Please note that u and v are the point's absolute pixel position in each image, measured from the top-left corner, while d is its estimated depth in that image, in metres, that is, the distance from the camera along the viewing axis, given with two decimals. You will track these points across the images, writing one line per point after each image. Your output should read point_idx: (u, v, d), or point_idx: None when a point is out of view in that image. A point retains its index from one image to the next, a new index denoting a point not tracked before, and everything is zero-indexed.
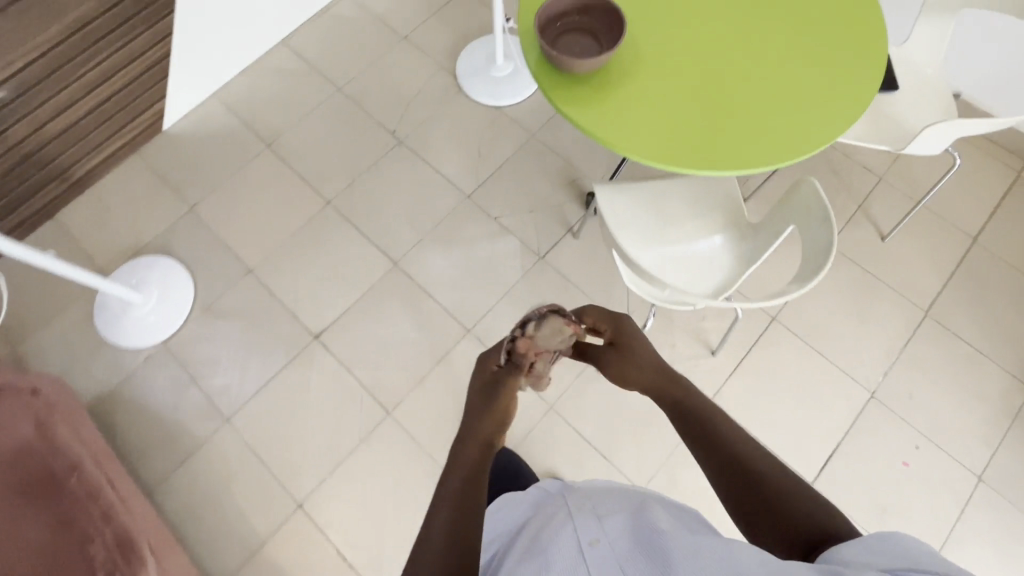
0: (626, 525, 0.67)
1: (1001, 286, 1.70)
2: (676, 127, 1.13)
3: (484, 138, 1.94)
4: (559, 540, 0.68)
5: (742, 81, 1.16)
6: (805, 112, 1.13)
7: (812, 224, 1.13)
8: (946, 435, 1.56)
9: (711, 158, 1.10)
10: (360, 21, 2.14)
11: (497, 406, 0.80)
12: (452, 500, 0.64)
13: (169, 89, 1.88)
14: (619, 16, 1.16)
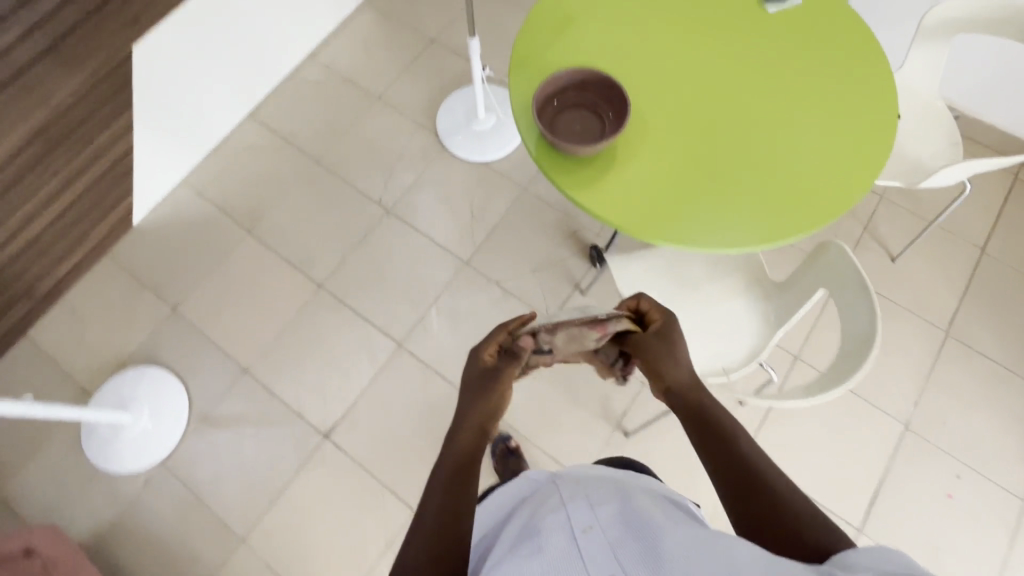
0: (621, 515, 0.62)
1: (1016, 296, 1.68)
2: (691, 204, 1.07)
3: (475, 197, 1.86)
4: (550, 528, 0.63)
5: (753, 147, 1.10)
6: (821, 176, 1.08)
7: (846, 288, 1.07)
8: (986, 461, 1.52)
9: (730, 236, 1.05)
10: (329, 85, 2.05)
11: (494, 393, 0.78)
12: (442, 492, 0.67)
13: (135, 184, 1.76)
14: (619, 89, 1.09)
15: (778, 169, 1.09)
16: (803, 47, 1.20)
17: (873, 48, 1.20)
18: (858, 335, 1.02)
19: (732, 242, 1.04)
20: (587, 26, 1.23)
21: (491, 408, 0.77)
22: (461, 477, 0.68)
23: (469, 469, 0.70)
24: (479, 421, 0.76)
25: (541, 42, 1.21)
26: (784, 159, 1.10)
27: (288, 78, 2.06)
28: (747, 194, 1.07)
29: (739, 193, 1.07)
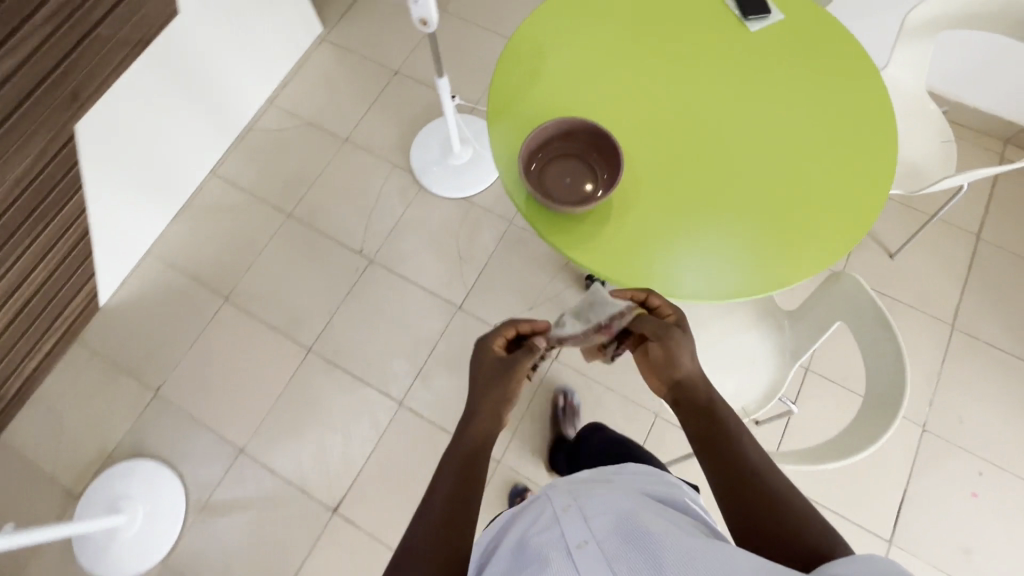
0: (614, 526, 0.63)
1: (1017, 280, 1.66)
2: (691, 255, 1.03)
3: (460, 237, 1.79)
4: (544, 544, 0.64)
5: (747, 185, 1.06)
6: (820, 211, 1.05)
7: (864, 320, 1.02)
8: (1006, 455, 1.51)
9: (733, 285, 1.02)
10: (293, 130, 1.95)
11: (506, 384, 0.79)
12: (454, 480, 0.68)
13: (97, 265, 1.64)
14: (607, 138, 1.03)
15: (775, 207, 1.05)
16: (788, 68, 1.15)
17: (861, 62, 1.15)
18: (884, 372, 0.96)
19: (735, 292, 1.01)
20: (562, 66, 1.16)
21: (503, 401, 0.78)
22: (465, 469, 0.69)
23: (478, 455, 0.73)
24: (488, 414, 0.77)
25: (515, 89, 1.15)
26: (780, 195, 1.06)
27: (248, 127, 1.95)
28: (746, 238, 1.04)
29: (738, 238, 1.04)
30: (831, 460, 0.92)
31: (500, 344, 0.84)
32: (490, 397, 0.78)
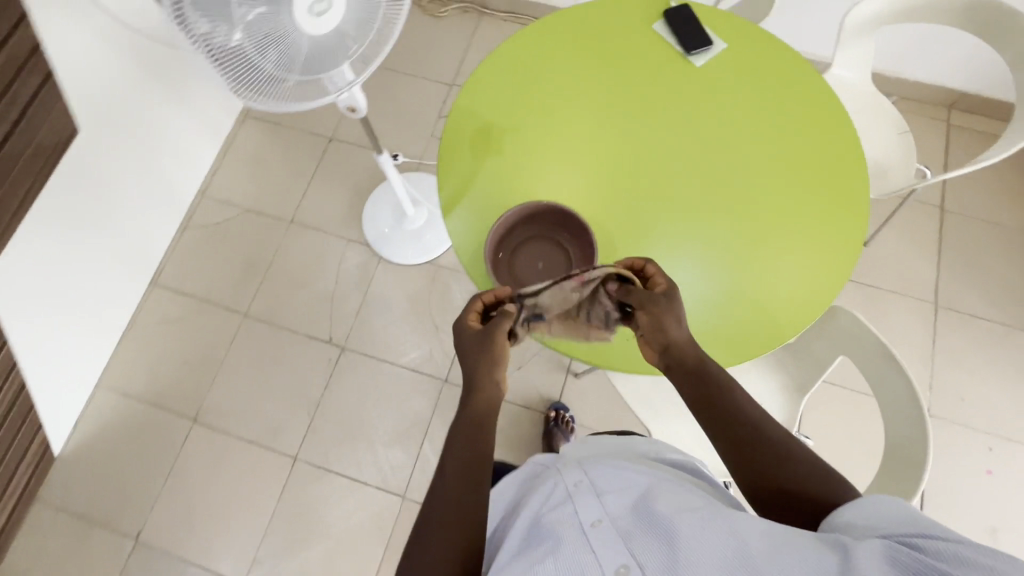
0: (628, 502, 0.65)
1: (986, 246, 1.68)
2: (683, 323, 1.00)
3: (433, 303, 1.71)
4: (558, 521, 0.64)
5: (725, 237, 1.03)
6: (801, 251, 1.03)
7: (866, 357, 0.99)
8: (1010, 425, 1.52)
9: (732, 347, 0.99)
10: (232, 220, 1.81)
11: (491, 348, 0.77)
12: (463, 453, 0.71)
13: (44, 416, 1.49)
14: (573, 217, 0.96)
15: (758, 254, 1.03)
16: (742, 102, 1.11)
17: (812, 83, 1.13)
18: (898, 411, 0.93)
19: (734, 354, 0.99)
20: (512, 142, 1.10)
21: (490, 370, 0.77)
22: (473, 437, 0.73)
23: (481, 429, 0.73)
24: (482, 383, 0.77)
25: (468, 176, 1.09)
26: (759, 241, 1.03)
27: (183, 226, 1.81)
28: (734, 294, 1.01)
29: (726, 296, 1.01)
30: None
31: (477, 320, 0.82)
32: (478, 368, 0.77)
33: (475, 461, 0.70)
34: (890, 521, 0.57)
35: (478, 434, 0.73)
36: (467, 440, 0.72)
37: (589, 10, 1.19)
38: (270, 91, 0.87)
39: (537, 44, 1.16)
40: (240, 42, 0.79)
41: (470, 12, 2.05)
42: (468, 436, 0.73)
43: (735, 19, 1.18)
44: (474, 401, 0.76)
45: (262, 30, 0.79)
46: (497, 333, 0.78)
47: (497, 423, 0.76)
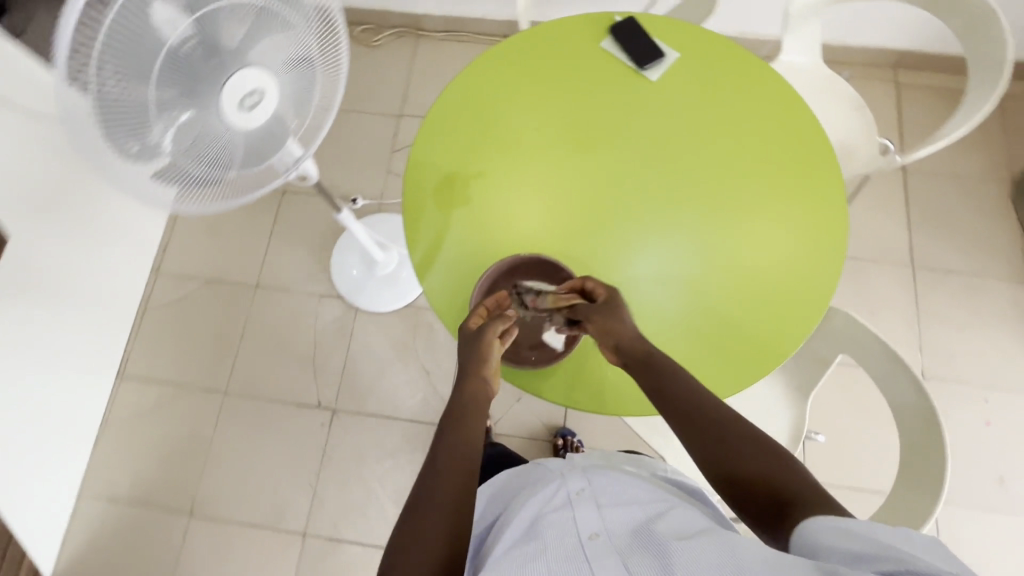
0: (626, 514, 0.73)
1: (951, 201, 1.71)
2: (686, 354, 0.98)
3: (420, 347, 1.66)
4: (559, 526, 0.73)
5: (712, 258, 1.01)
6: (791, 259, 1.02)
7: (868, 356, 0.98)
8: (1001, 374, 1.56)
9: (738, 370, 0.97)
10: (193, 295, 1.71)
11: (478, 346, 0.84)
12: (456, 435, 0.79)
13: (27, 543, 1.39)
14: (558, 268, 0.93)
15: (748, 270, 1.01)
16: (706, 112, 1.08)
17: (771, 82, 1.11)
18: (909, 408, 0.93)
19: (741, 377, 0.97)
20: (478, 191, 1.05)
21: (486, 369, 0.85)
22: (462, 419, 0.81)
23: (467, 414, 0.82)
24: (477, 382, 0.85)
25: (439, 235, 1.04)
26: (747, 256, 1.01)
27: (141, 309, 1.70)
28: (732, 315, 0.99)
29: (723, 318, 0.99)
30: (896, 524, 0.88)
31: (480, 320, 0.87)
32: (475, 368, 0.84)
33: (474, 453, 0.78)
34: (866, 544, 0.56)
35: (469, 419, 0.81)
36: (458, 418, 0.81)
37: (532, 36, 1.14)
38: (201, 193, 0.77)
39: (485, 82, 1.11)
40: (168, 149, 0.72)
41: (405, 36, 1.96)
42: (463, 423, 0.81)
43: (682, 23, 1.14)
44: (472, 398, 0.83)
45: (189, 132, 0.73)
46: (495, 337, 0.85)
47: (483, 411, 0.84)
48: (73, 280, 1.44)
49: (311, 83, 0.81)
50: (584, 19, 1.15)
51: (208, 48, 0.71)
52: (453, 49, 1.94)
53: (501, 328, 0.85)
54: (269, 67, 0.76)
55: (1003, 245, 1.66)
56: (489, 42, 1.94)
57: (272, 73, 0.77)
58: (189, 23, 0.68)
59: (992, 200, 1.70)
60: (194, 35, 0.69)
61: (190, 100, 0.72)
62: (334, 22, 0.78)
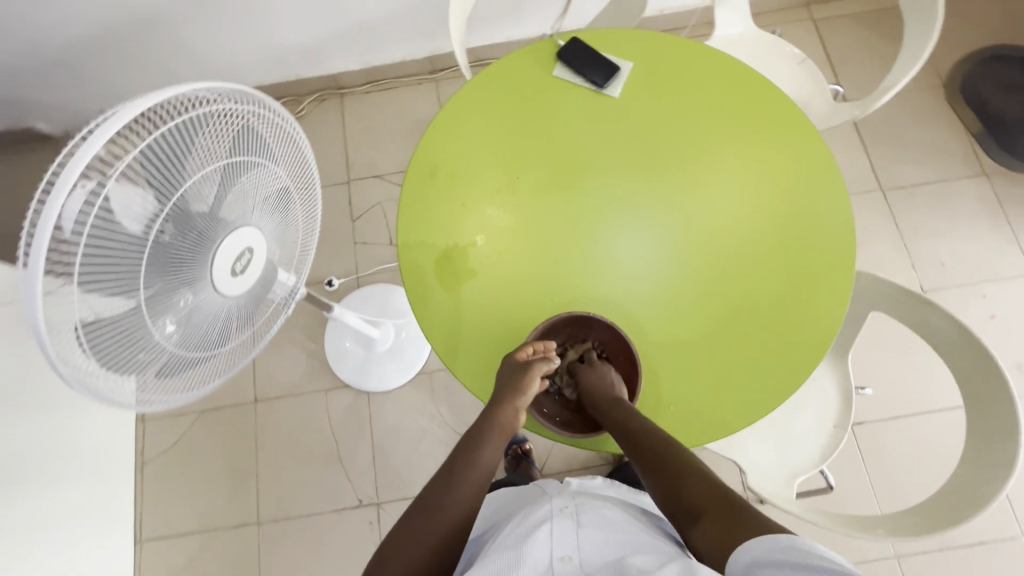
0: (602, 543, 0.76)
1: (897, 117, 1.77)
2: (737, 365, 0.96)
3: (445, 412, 1.59)
4: (534, 538, 0.77)
5: (729, 261, 0.99)
6: (806, 241, 1.00)
7: (903, 302, 1.03)
8: (988, 265, 1.63)
9: (790, 366, 0.95)
10: (190, 432, 1.58)
11: (517, 384, 0.84)
12: (467, 463, 0.83)
13: None
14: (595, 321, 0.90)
15: (767, 264, 0.99)
16: (680, 115, 1.06)
17: (733, 67, 1.09)
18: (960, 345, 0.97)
19: (797, 372, 0.95)
20: (481, 258, 1.00)
21: (516, 404, 0.84)
22: (474, 442, 0.84)
23: (481, 442, 0.84)
24: (508, 413, 0.84)
25: (454, 315, 0.99)
26: (762, 250, 1.00)
27: (139, 465, 1.55)
28: (766, 313, 0.98)
29: (760, 319, 0.97)
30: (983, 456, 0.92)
31: (526, 354, 0.86)
32: (510, 398, 0.84)
33: (485, 475, 0.83)
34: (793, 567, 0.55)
35: (484, 445, 0.84)
36: (469, 441, 0.85)
37: (485, 81, 1.09)
38: (179, 374, 0.71)
39: (447, 144, 1.05)
40: (176, 340, 0.68)
41: (328, 98, 1.86)
42: (479, 449, 0.83)
43: (627, 32, 1.12)
44: (496, 425, 0.84)
45: (190, 314, 0.68)
46: (537, 376, 0.85)
47: (500, 445, 0.85)
48: (64, 464, 1.30)
49: (291, 208, 0.80)
50: (529, 51, 1.11)
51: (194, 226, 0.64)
52: (381, 99, 1.86)
53: (542, 369, 0.85)
54: (254, 215, 0.72)
55: (954, 147, 1.74)
56: (415, 82, 1.86)
57: (257, 218, 0.73)
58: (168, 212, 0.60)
59: (933, 108, 1.78)
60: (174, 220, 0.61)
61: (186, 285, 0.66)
62: (300, 142, 0.77)
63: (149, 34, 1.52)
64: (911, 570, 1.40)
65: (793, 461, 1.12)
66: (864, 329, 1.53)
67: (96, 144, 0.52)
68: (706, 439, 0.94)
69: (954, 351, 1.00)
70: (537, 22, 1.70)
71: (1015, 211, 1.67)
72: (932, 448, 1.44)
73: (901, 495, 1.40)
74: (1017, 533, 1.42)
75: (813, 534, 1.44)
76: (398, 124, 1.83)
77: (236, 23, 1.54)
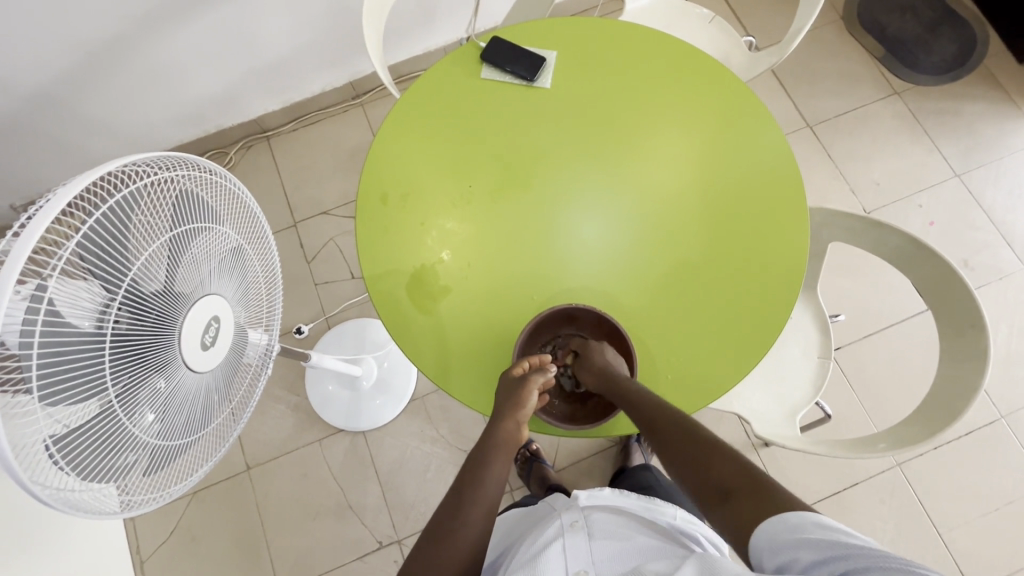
0: (616, 553, 0.77)
1: (808, 57, 1.86)
2: (722, 323, 0.98)
3: (446, 432, 1.57)
4: (549, 555, 0.78)
5: (694, 225, 1.01)
6: (761, 191, 1.03)
7: (860, 227, 1.08)
8: (917, 175, 1.74)
9: (771, 312, 0.98)
10: (186, 518, 1.49)
11: (515, 401, 0.82)
12: (473, 489, 0.80)
13: None
14: (589, 316, 0.92)
15: (730, 221, 1.02)
16: (612, 93, 1.07)
17: (652, 37, 1.11)
18: (922, 253, 1.02)
19: (779, 316, 0.98)
20: (452, 274, 0.99)
21: (519, 418, 0.83)
22: (477, 467, 0.81)
23: (485, 465, 0.81)
24: (510, 428, 0.83)
25: (437, 337, 0.97)
26: (723, 208, 1.02)
27: (137, 564, 1.45)
28: (739, 267, 1.00)
29: (735, 274, 1.00)
30: (963, 350, 0.97)
31: (522, 369, 0.84)
32: (510, 413, 0.82)
33: (496, 493, 0.81)
34: (814, 537, 0.56)
35: (490, 464, 0.81)
36: (471, 467, 0.82)
37: (418, 97, 1.07)
38: (165, 464, 0.67)
39: (392, 168, 1.03)
40: (160, 431, 0.64)
41: (255, 144, 1.79)
42: (487, 467, 0.81)
43: (542, 22, 1.12)
44: (501, 441, 0.82)
45: (169, 400, 0.65)
46: (535, 389, 0.83)
47: (506, 464, 0.83)
48: None
49: (246, 266, 0.77)
50: (453, 59, 1.10)
51: (153, 307, 0.60)
52: (311, 134, 1.80)
53: (540, 381, 0.84)
54: (213, 281, 0.69)
55: (864, 74, 1.84)
56: (341, 110, 1.82)
57: (216, 283, 0.70)
58: (122, 299, 0.57)
59: (838, 40, 1.87)
60: (130, 307, 0.58)
61: (158, 371, 0.62)
62: (239, 194, 0.75)
63: (50, 113, 1.43)
64: (914, 473, 1.48)
65: (789, 400, 1.16)
66: (827, 260, 1.60)
67: (26, 247, 0.48)
68: (710, 399, 0.95)
69: (910, 264, 1.05)
70: (451, 28, 1.69)
71: (929, 121, 1.79)
72: (907, 358, 1.52)
73: (889, 407, 1.48)
74: (997, 417, 1.52)
75: (820, 463, 1.49)
76: (333, 156, 1.79)
77: (142, 84, 1.46)
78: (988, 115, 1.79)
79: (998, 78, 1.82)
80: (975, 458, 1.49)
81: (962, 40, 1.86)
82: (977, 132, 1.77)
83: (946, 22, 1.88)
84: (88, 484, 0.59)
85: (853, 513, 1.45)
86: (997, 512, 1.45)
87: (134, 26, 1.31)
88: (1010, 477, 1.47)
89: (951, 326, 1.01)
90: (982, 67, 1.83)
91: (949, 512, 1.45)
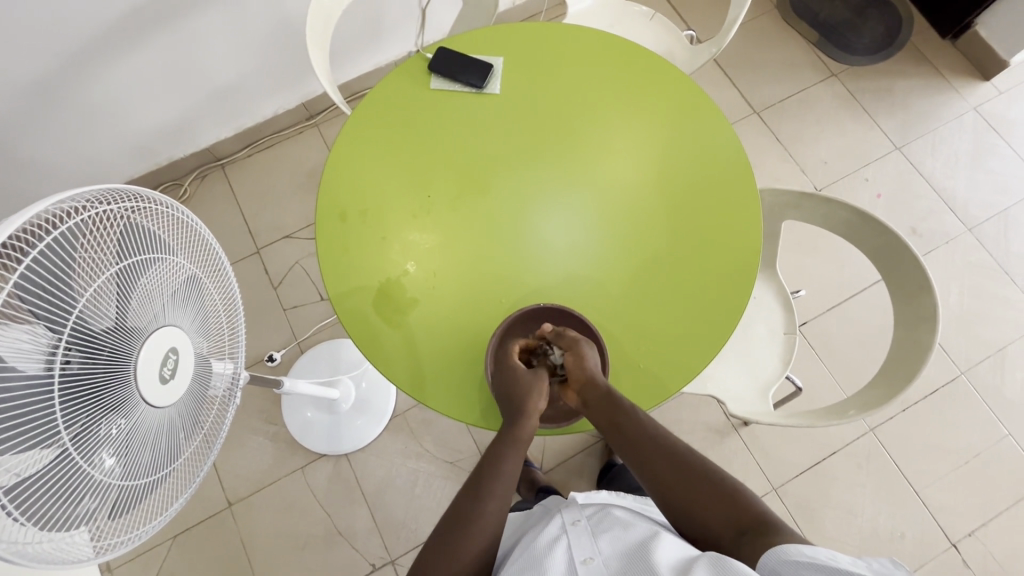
0: (621, 541, 0.77)
1: (748, 46, 1.92)
2: (689, 310, 1.00)
3: (431, 446, 1.55)
4: (555, 550, 0.77)
5: (651, 216, 1.04)
6: (711, 179, 1.06)
7: (810, 205, 1.12)
8: (861, 151, 1.81)
9: (733, 294, 1.01)
10: (168, 564, 1.43)
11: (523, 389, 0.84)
12: (490, 483, 0.79)
13: None
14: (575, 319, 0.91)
15: (685, 211, 1.04)
16: (560, 96, 1.09)
17: (595, 38, 1.14)
18: (870, 224, 1.07)
19: (742, 297, 1.01)
20: (420, 285, 0.99)
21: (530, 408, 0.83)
22: (495, 461, 0.80)
23: (505, 458, 0.80)
24: (528, 423, 0.83)
25: (411, 350, 0.96)
26: (677, 199, 1.05)
27: None
28: (699, 255, 1.03)
29: (696, 262, 1.02)
30: (917, 312, 1.02)
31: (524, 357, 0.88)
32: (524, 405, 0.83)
33: (511, 489, 0.80)
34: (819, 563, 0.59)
35: (507, 456, 0.80)
36: (489, 460, 0.81)
37: (371, 112, 1.07)
38: (131, 507, 0.65)
39: (350, 185, 1.03)
40: (123, 471, 0.62)
41: (209, 172, 1.75)
42: (504, 460, 0.80)
43: (487, 29, 1.14)
44: (519, 436, 0.82)
45: (130, 440, 0.63)
46: (540, 380, 0.85)
47: (523, 457, 0.82)
48: None
49: (203, 296, 0.75)
50: (403, 72, 1.10)
51: (105, 345, 0.59)
52: (266, 157, 1.78)
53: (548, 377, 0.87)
54: (168, 313, 0.68)
55: (802, 58, 1.92)
56: (296, 132, 1.80)
57: (173, 315, 0.69)
58: (69, 339, 0.55)
59: (775, 29, 1.95)
60: (80, 346, 0.57)
61: (116, 410, 0.61)
62: (190, 222, 0.73)
63: None
64: (886, 437, 1.53)
65: (761, 377, 1.19)
66: (784, 239, 1.65)
67: None
68: (683, 386, 0.97)
69: (858, 234, 1.10)
70: (399, 42, 1.70)
71: (866, 99, 1.87)
72: (869, 325, 1.58)
73: (858, 374, 1.53)
74: (957, 373, 1.59)
75: (800, 436, 1.53)
76: (292, 178, 1.76)
77: (86, 121, 1.42)
78: (920, 89, 1.88)
79: (925, 53, 1.92)
80: (942, 415, 1.55)
81: (890, 21, 1.95)
82: (911, 105, 1.87)
83: (873, 4, 1.98)
84: (48, 534, 0.57)
85: (834, 481, 1.49)
86: (966, 465, 1.51)
87: (69, 61, 1.27)
88: (975, 430, 1.54)
89: (902, 288, 1.05)
90: (909, 44, 1.93)
91: (923, 470, 1.50)
